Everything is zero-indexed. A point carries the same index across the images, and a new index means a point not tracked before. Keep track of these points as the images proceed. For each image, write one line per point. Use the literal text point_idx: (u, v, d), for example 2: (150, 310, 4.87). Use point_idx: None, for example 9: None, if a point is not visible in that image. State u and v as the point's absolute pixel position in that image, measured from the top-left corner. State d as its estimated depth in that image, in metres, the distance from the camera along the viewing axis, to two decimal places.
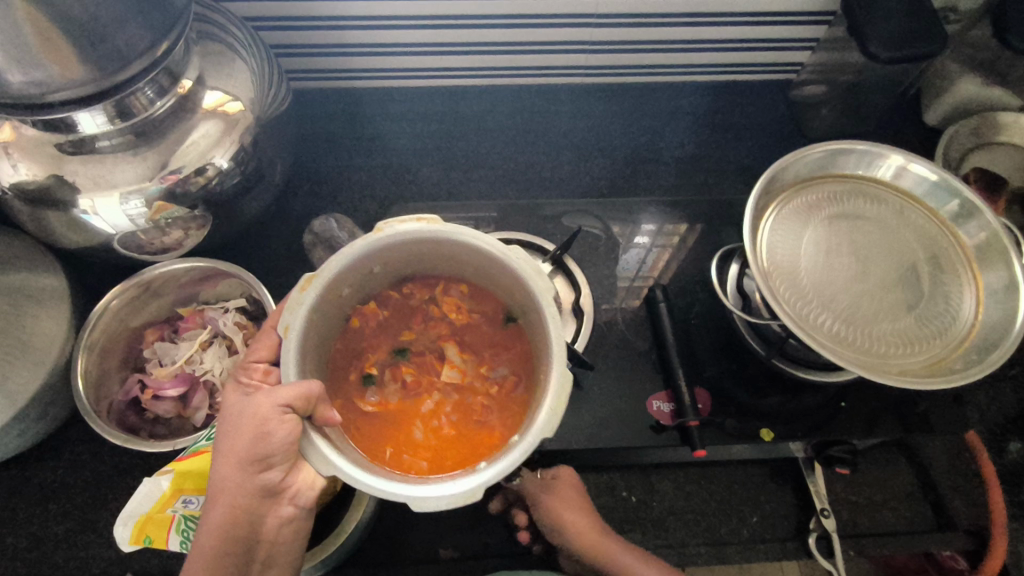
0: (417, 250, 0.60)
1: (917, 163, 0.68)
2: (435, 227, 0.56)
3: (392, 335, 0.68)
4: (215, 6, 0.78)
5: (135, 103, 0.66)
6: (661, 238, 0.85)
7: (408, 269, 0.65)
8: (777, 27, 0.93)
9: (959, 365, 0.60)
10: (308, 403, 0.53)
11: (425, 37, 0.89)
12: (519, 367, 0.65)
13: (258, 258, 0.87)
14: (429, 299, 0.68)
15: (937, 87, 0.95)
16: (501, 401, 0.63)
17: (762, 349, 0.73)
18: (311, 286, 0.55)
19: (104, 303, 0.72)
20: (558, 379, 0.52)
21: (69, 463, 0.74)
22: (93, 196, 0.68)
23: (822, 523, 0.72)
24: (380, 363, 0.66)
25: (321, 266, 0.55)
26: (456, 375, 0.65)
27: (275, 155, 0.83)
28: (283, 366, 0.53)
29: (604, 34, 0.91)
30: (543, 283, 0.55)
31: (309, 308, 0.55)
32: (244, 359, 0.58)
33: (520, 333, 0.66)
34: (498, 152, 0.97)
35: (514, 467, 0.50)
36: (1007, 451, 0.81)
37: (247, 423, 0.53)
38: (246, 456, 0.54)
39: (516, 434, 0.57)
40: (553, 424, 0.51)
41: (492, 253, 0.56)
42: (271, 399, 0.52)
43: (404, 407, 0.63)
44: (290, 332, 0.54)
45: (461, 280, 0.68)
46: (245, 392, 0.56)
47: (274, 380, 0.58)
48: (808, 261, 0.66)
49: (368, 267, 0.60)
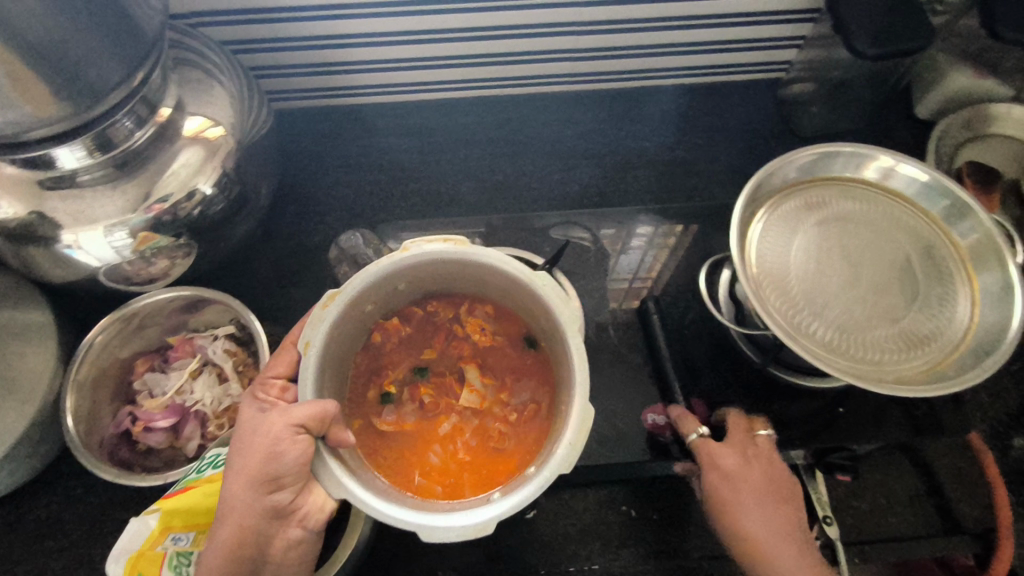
0: (445, 270, 0.61)
1: (907, 164, 0.67)
2: (465, 249, 0.56)
3: (413, 353, 0.67)
4: (191, 31, 0.78)
5: (116, 134, 0.66)
6: (658, 240, 0.84)
7: (433, 286, 0.65)
8: (762, 27, 0.92)
9: (954, 371, 0.59)
10: (323, 423, 0.51)
11: (408, 52, 0.88)
12: (540, 393, 0.64)
13: (248, 282, 0.86)
14: (453, 318, 0.68)
15: (928, 80, 0.94)
16: (520, 429, 0.62)
17: (757, 357, 0.73)
18: (334, 302, 0.54)
19: (89, 338, 0.72)
20: (579, 412, 0.51)
21: (64, 498, 0.73)
22: (79, 231, 0.68)
23: (825, 531, 0.71)
24: (399, 382, 0.65)
25: (344, 283, 0.55)
26: (475, 399, 0.63)
27: (260, 177, 0.82)
28: (301, 384, 0.52)
29: (587, 42, 0.91)
30: (568, 310, 0.54)
31: (331, 324, 0.54)
32: (262, 375, 0.57)
33: (543, 358, 0.65)
34: (485, 164, 0.96)
35: (529, 500, 0.49)
36: (1012, 448, 0.79)
37: (258, 442, 0.52)
38: (255, 477, 0.52)
39: (532, 464, 0.56)
40: (571, 459, 0.50)
41: (517, 276, 0.56)
42: (286, 419, 0.51)
43: (420, 429, 0.62)
44: (312, 349, 0.53)
45: (486, 301, 0.67)
46: (259, 408, 0.55)
47: (290, 398, 0.56)
48: (797, 263, 0.65)
49: (393, 284, 0.60)
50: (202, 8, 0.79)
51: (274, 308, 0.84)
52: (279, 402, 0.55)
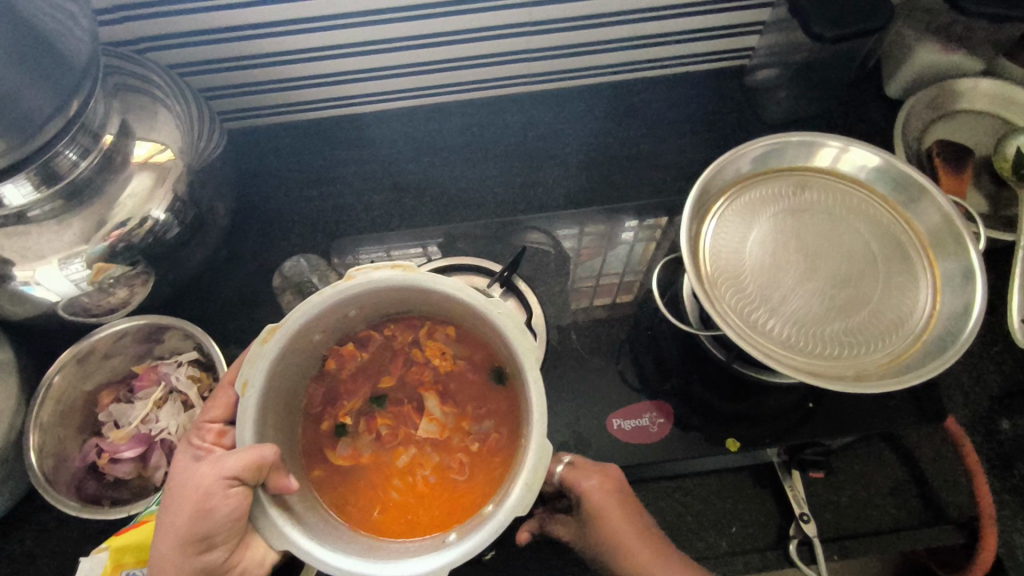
0: (398, 295, 0.56)
1: (855, 147, 0.65)
2: (414, 275, 0.52)
3: (371, 380, 0.62)
4: (135, 56, 0.77)
5: (62, 166, 0.66)
6: (642, 235, 0.83)
7: (390, 308, 0.60)
8: (723, 15, 0.90)
9: (913, 362, 0.57)
10: (259, 471, 0.48)
11: (361, 63, 0.87)
12: (504, 420, 0.59)
13: (211, 305, 0.85)
14: (412, 342, 0.62)
15: (896, 57, 0.92)
16: (482, 459, 0.57)
17: (723, 355, 0.69)
18: (274, 337, 0.50)
19: (47, 377, 0.71)
20: (536, 447, 0.48)
21: (36, 534, 0.73)
22: (32, 267, 0.68)
23: (803, 528, 0.70)
24: (355, 413, 0.61)
25: (285, 315, 0.51)
26: (435, 429, 0.59)
27: (215, 198, 0.82)
28: (238, 429, 0.49)
29: (543, 42, 0.89)
30: (527, 341, 0.50)
31: (272, 359, 0.50)
32: (198, 420, 0.54)
33: (506, 385, 0.59)
34: (447, 171, 0.95)
35: (481, 547, 0.46)
36: (997, 433, 0.77)
37: (189, 497, 0.48)
38: (185, 534, 0.48)
39: (490, 503, 0.52)
40: (527, 502, 0.47)
41: (474, 305, 0.52)
42: (218, 470, 0.47)
43: (378, 462, 0.59)
44: (249, 389, 0.49)
45: (448, 323, 0.61)
46: (193, 456, 0.52)
47: (228, 442, 0.54)
48: (749, 261, 0.63)
49: (343, 311, 0.55)
50: (149, 34, 0.78)
51: (238, 331, 0.84)
52: (215, 448, 0.53)
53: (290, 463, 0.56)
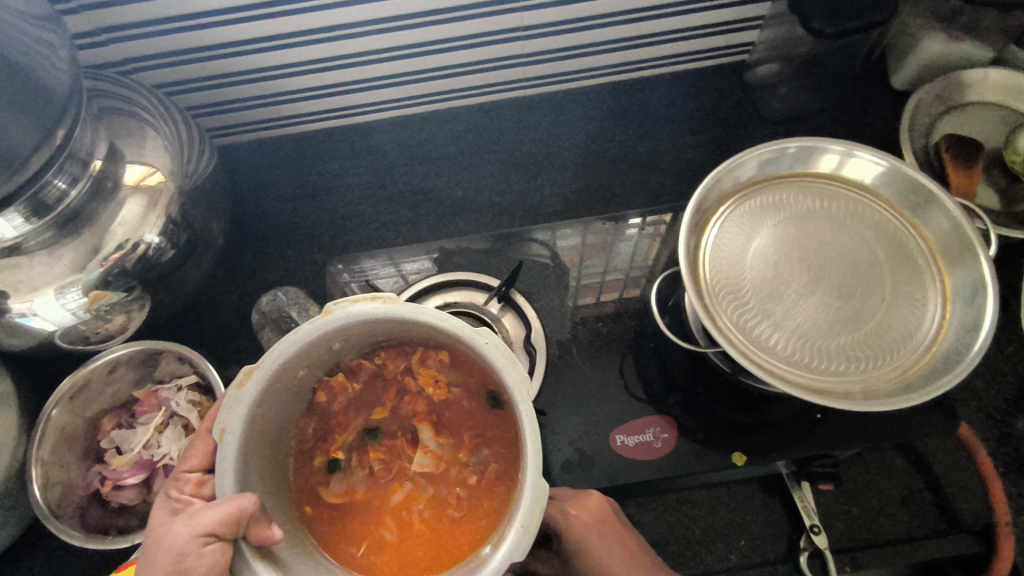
0: (383, 325, 0.55)
1: (861, 150, 0.62)
2: (395, 307, 0.51)
3: (363, 412, 0.62)
4: (122, 79, 0.76)
5: (50, 196, 0.65)
6: (641, 242, 0.82)
7: (378, 337, 0.59)
8: (718, 11, 0.87)
9: (921, 378, 0.55)
10: (238, 524, 0.47)
11: (350, 75, 0.86)
12: (500, 449, 0.58)
13: (210, 325, 0.85)
14: (405, 370, 0.61)
15: (902, 48, 0.89)
16: (480, 492, 0.56)
17: (728, 367, 0.66)
18: (252, 380, 0.50)
19: (46, 412, 0.71)
20: (532, 485, 0.47)
21: (45, 561, 0.74)
22: (30, 298, 0.66)
23: (813, 540, 0.68)
24: (347, 447, 0.60)
25: (262, 357, 0.50)
26: (430, 461, 0.59)
27: (208, 217, 0.81)
28: (217, 479, 0.48)
29: (536, 45, 0.87)
30: (517, 372, 0.49)
31: (251, 404, 0.50)
32: (176, 470, 0.54)
33: (502, 411, 0.58)
34: (443, 180, 0.94)
35: None
36: (1013, 437, 0.75)
37: (164, 558, 0.46)
38: None
39: (488, 540, 0.52)
40: (524, 546, 0.46)
41: (461, 336, 0.51)
42: (193, 527, 0.46)
43: (372, 498, 0.58)
44: (228, 435, 0.49)
45: (439, 349, 0.60)
46: (171, 509, 0.51)
47: (207, 492, 0.53)
48: (751, 273, 0.61)
49: (327, 345, 0.55)
50: (134, 55, 0.77)
51: (238, 351, 0.83)
52: (193, 499, 0.52)
53: (282, 506, 0.55)
